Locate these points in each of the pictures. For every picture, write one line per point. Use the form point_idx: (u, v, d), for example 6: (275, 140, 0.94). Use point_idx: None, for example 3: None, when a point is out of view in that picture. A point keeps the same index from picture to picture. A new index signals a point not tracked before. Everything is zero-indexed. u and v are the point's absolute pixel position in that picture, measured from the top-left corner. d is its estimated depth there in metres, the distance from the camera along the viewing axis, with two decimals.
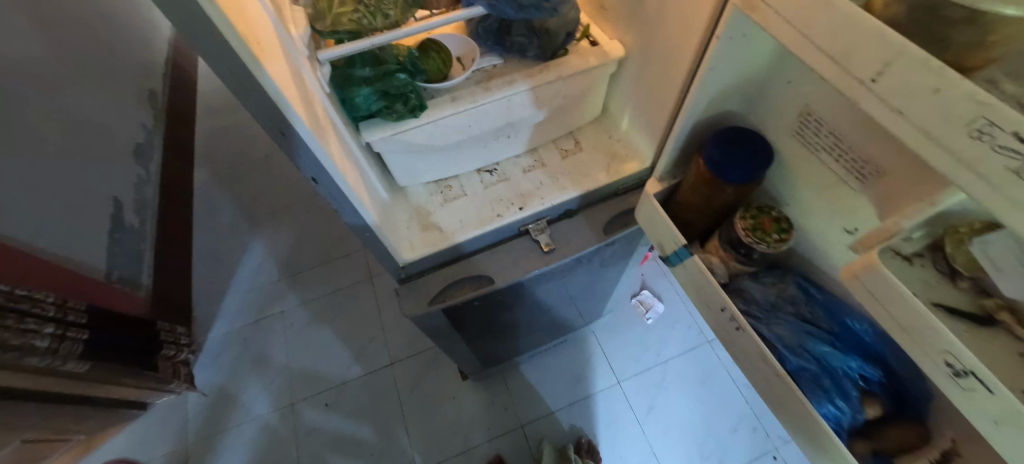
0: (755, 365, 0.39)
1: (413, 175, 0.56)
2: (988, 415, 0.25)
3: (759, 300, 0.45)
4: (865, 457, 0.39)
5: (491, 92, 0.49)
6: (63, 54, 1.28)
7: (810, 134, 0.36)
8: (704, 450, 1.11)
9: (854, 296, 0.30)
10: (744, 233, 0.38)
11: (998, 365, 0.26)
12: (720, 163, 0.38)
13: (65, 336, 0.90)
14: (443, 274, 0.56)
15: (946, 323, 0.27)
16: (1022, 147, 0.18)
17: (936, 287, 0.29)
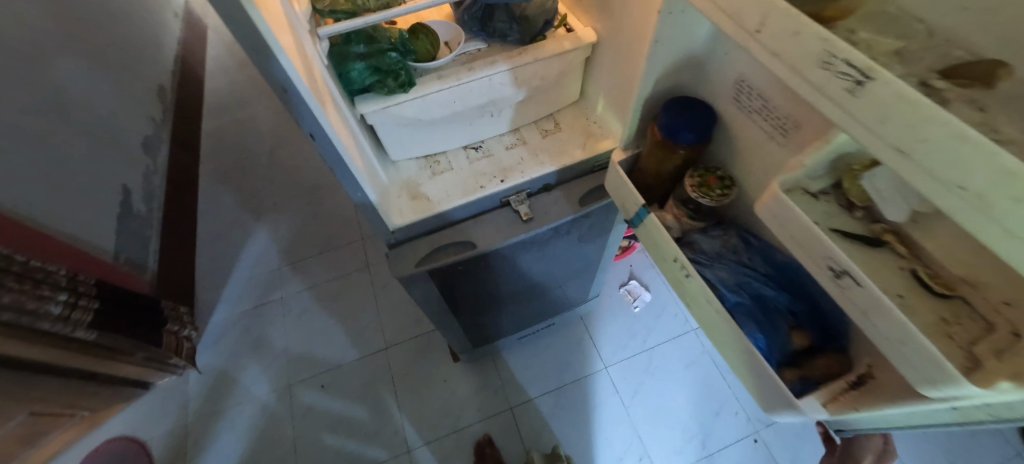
0: (703, 307, 0.42)
1: (404, 149, 0.61)
2: (859, 309, 0.29)
3: (702, 245, 0.44)
4: (792, 383, 0.39)
5: (474, 71, 0.54)
6: (80, 48, 1.34)
7: (744, 97, 0.39)
8: (687, 432, 1.15)
9: (764, 223, 0.34)
10: (691, 190, 0.43)
11: (880, 271, 0.30)
12: (670, 126, 0.42)
13: (76, 304, 0.99)
14: (429, 240, 0.61)
15: (838, 241, 0.31)
16: (851, 71, 0.24)
17: (838, 217, 0.33)
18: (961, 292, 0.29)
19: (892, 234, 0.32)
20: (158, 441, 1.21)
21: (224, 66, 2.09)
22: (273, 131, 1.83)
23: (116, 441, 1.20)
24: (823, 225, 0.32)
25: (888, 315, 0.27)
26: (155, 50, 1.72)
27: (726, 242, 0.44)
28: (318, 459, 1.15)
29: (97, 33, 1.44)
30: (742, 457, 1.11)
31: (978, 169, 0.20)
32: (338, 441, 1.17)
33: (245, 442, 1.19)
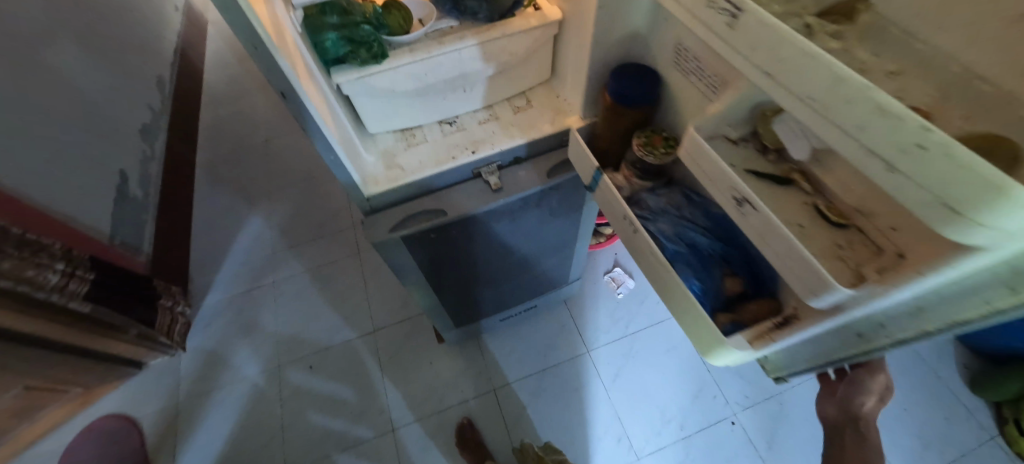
0: (647, 258, 0.46)
1: (381, 122, 0.65)
2: (758, 235, 0.34)
3: (651, 205, 0.49)
4: (726, 326, 0.44)
5: (443, 45, 0.57)
6: (80, 37, 1.38)
7: (683, 61, 0.42)
8: (666, 414, 1.17)
9: (685, 163, 0.39)
10: (638, 149, 0.47)
11: (780, 207, 0.35)
12: (618, 90, 0.46)
13: (73, 274, 1.04)
14: (403, 208, 0.64)
15: (749, 180, 0.35)
16: (728, 7, 0.31)
17: (753, 160, 0.37)
18: (855, 220, 0.33)
19: (799, 172, 0.36)
20: (149, 418, 1.23)
21: (222, 60, 2.13)
22: (269, 122, 1.87)
23: (109, 418, 1.22)
24: (737, 167, 0.36)
25: (779, 237, 0.32)
26: (154, 42, 1.76)
27: (670, 201, 0.50)
28: (305, 437, 1.18)
29: (97, 23, 1.47)
30: (719, 440, 1.13)
31: (810, 71, 0.27)
32: (324, 420, 1.20)
33: (234, 420, 1.21)
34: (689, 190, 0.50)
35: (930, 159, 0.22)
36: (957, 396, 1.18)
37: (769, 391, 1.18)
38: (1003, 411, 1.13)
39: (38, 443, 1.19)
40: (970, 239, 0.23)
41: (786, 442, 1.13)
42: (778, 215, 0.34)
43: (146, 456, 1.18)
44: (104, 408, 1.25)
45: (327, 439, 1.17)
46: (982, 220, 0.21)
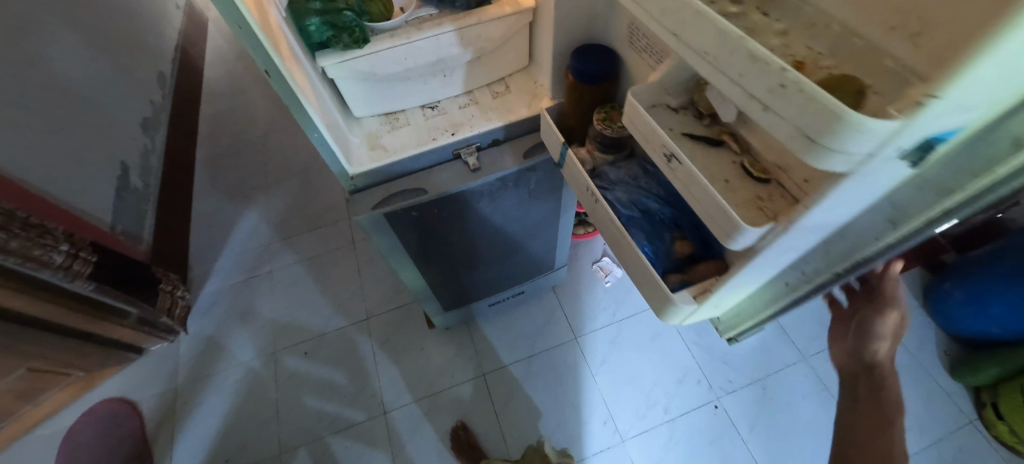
0: (605, 226, 0.53)
1: (366, 106, 0.68)
2: (685, 185, 0.41)
3: (611, 177, 0.57)
4: (675, 284, 0.51)
5: (422, 31, 0.60)
6: (83, 32, 1.42)
7: (636, 39, 0.50)
8: (651, 398, 1.19)
9: (630, 130, 0.45)
10: (599, 124, 0.53)
11: (710, 161, 0.42)
12: (580, 69, 0.52)
13: (77, 255, 1.08)
14: (386, 188, 0.67)
15: (683, 140, 0.43)
16: None
17: (690, 124, 0.44)
18: (775, 175, 0.40)
19: (729, 134, 0.43)
20: (148, 401, 1.26)
21: (223, 57, 2.18)
22: (267, 118, 1.91)
23: (110, 401, 1.26)
24: (676, 130, 0.43)
25: (697, 185, 0.39)
26: (156, 38, 1.80)
27: (628, 173, 0.58)
28: (299, 420, 1.21)
29: (100, 19, 1.52)
30: (703, 422, 1.16)
31: (706, 33, 0.32)
32: (318, 403, 1.23)
33: (231, 403, 1.25)
34: (645, 163, 0.58)
35: (791, 96, 0.28)
36: (936, 381, 1.21)
37: (752, 376, 1.21)
38: (981, 396, 1.15)
39: (41, 425, 1.23)
40: (830, 165, 0.28)
41: (769, 425, 1.15)
42: (705, 173, 0.41)
43: (145, 438, 1.21)
44: (105, 392, 1.28)
45: (321, 421, 1.21)
46: (835, 145, 0.27)
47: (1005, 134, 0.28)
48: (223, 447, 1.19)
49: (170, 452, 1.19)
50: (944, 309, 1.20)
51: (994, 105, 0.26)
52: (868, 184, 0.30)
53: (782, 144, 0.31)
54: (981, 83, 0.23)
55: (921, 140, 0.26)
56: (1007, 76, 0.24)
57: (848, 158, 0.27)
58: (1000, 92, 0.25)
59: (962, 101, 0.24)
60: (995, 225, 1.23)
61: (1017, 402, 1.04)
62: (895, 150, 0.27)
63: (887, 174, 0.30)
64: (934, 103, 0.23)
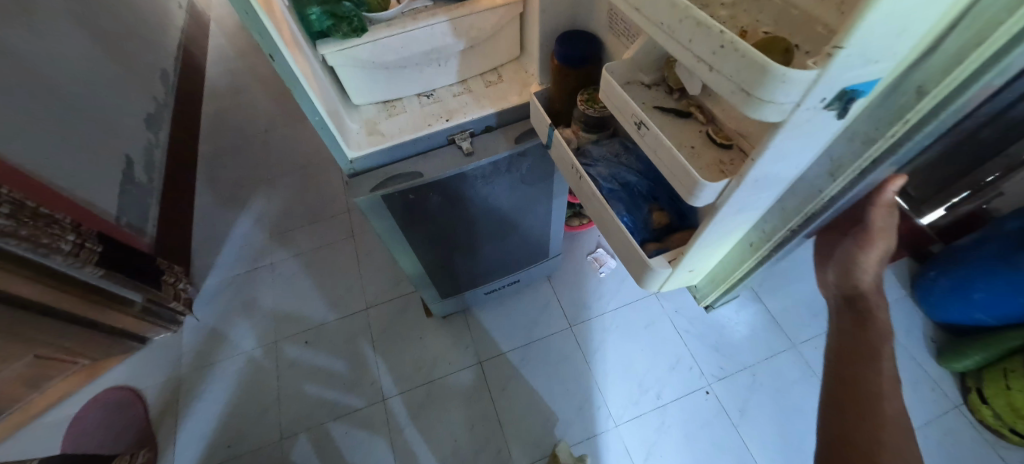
0: (589, 198, 0.63)
1: (365, 93, 0.71)
2: (652, 148, 0.51)
3: (596, 154, 0.68)
4: (652, 250, 0.64)
5: (417, 21, 0.63)
6: (88, 29, 1.46)
7: (616, 25, 0.59)
8: (644, 385, 1.22)
9: (607, 104, 0.55)
10: (582, 105, 0.63)
11: (677, 129, 0.52)
12: (564, 56, 0.61)
13: (84, 244, 1.11)
14: (384, 171, 0.70)
15: (655, 113, 0.53)
16: None
17: (661, 99, 0.54)
18: (738, 141, 0.51)
19: (696, 107, 0.54)
20: (151, 389, 1.29)
21: (224, 57, 2.21)
22: (268, 115, 1.94)
23: (115, 389, 1.29)
24: (649, 104, 0.54)
25: (662, 149, 0.49)
26: (159, 36, 1.84)
27: (611, 150, 0.68)
28: (299, 406, 1.24)
29: (103, 17, 1.55)
30: (694, 408, 1.19)
31: (667, 12, 0.40)
32: (318, 390, 1.26)
33: (232, 391, 1.27)
34: (625, 142, 0.69)
35: (729, 55, 0.36)
36: (922, 367, 1.23)
37: (742, 363, 1.24)
38: (965, 381, 1.18)
39: (47, 412, 1.25)
40: (765, 115, 0.37)
41: (758, 410, 1.17)
42: (675, 141, 0.51)
43: (149, 425, 1.24)
44: (109, 380, 1.31)
45: (320, 408, 1.24)
46: (770, 96, 0.35)
47: (910, 88, 0.45)
48: (224, 433, 1.22)
49: (173, 439, 1.22)
50: (929, 297, 1.23)
51: (890, 65, 0.36)
52: (809, 132, 0.42)
53: (726, 101, 0.39)
54: (870, 44, 0.33)
55: (838, 92, 0.36)
56: (892, 40, 0.33)
57: (780, 108, 0.36)
58: (891, 52, 0.35)
59: (859, 56, 0.33)
60: (980, 215, 1.27)
61: (999, 386, 1.06)
62: (815, 99, 0.36)
63: (818, 123, 0.41)
64: (839, 52, 0.32)
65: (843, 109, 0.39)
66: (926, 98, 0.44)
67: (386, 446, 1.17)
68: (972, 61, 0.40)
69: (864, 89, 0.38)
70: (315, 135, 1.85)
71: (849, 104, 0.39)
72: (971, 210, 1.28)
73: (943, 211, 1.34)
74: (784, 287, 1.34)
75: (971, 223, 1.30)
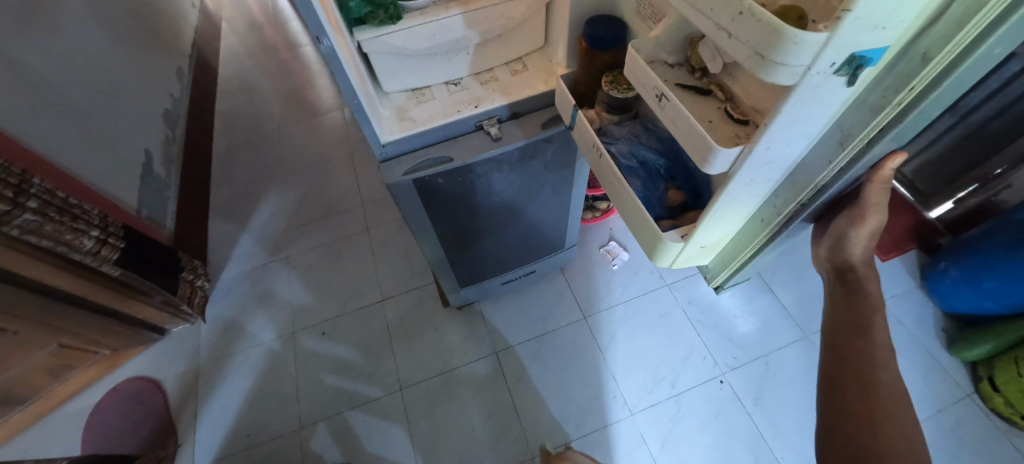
0: (607, 176, 0.66)
1: (396, 81, 0.73)
2: (671, 120, 0.54)
3: (616, 134, 0.71)
4: (667, 226, 0.68)
5: (450, 9, 0.65)
6: (108, 26, 1.48)
7: (644, 10, 0.62)
8: (659, 374, 1.24)
9: (630, 78, 0.58)
10: (607, 87, 0.66)
11: (697, 104, 0.55)
12: (593, 38, 0.64)
13: (106, 240, 1.09)
14: (416, 156, 0.73)
15: (677, 90, 0.56)
16: None
17: (683, 77, 0.57)
18: (754, 117, 0.53)
19: (716, 85, 0.56)
20: (171, 380, 1.30)
21: (236, 55, 2.24)
22: (281, 112, 1.97)
23: (134, 380, 1.30)
24: (671, 82, 0.56)
25: (680, 120, 0.52)
26: (174, 34, 1.87)
27: (631, 130, 0.72)
28: (318, 396, 1.26)
29: (122, 15, 1.58)
30: (709, 397, 1.20)
31: None
32: (336, 380, 1.28)
33: (251, 381, 1.29)
34: (645, 123, 0.73)
35: (747, 20, 0.40)
36: (934, 357, 1.24)
37: (755, 353, 1.25)
38: (977, 370, 1.19)
39: (67, 402, 1.27)
40: (778, 78, 0.40)
41: (772, 398, 1.19)
42: (694, 115, 0.54)
43: (169, 414, 1.25)
44: (129, 371, 1.32)
45: (339, 398, 1.25)
46: (783, 59, 0.39)
47: (915, 55, 0.48)
48: (244, 422, 1.23)
49: (193, 428, 1.23)
50: (939, 287, 1.25)
51: (897, 31, 0.39)
52: (820, 100, 0.44)
53: (744, 66, 0.42)
54: (879, 9, 0.35)
55: (848, 56, 0.39)
56: (898, 6, 0.36)
57: (791, 70, 0.39)
58: (898, 18, 0.37)
59: (867, 19, 0.36)
60: (986, 207, 1.28)
61: (1011, 373, 1.07)
62: (825, 63, 0.39)
63: (829, 89, 0.44)
64: (848, 15, 0.35)
65: (852, 74, 0.42)
66: (930, 64, 0.47)
67: (405, 435, 1.19)
68: (974, 24, 0.43)
69: (873, 54, 0.40)
70: (328, 132, 1.87)
71: (858, 70, 0.41)
72: (978, 203, 1.29)
73: (951, 204, 1.35)
74: (794, 278, 1.36)
75: (977, 215, 1.31)
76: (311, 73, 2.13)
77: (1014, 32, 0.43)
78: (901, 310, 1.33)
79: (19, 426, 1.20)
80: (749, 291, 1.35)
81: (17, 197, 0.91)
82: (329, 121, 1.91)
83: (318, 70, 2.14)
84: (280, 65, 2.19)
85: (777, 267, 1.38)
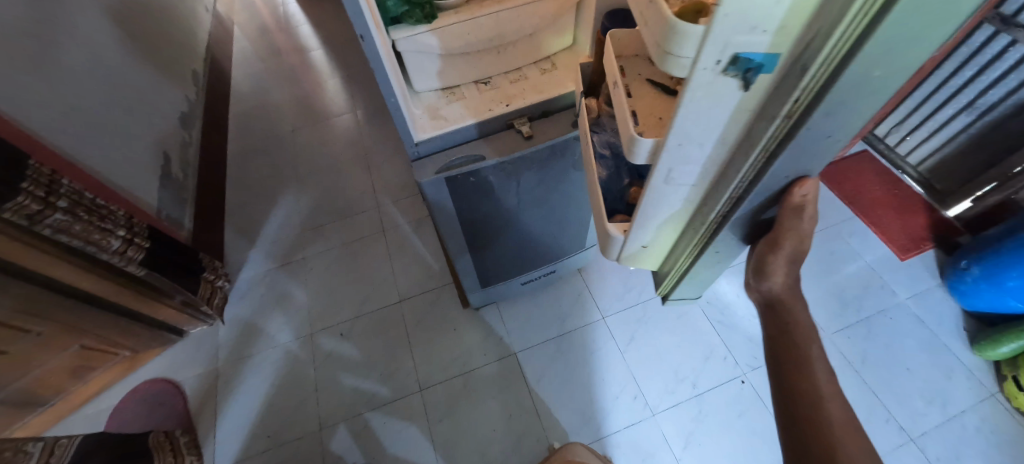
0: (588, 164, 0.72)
1: (427, 80, 0.74)
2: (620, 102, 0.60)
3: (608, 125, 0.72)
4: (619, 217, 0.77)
5: (484, 9, 0.65)
6: (129, 29, 1.49)
7: None
8: (680, 374, 1.23)
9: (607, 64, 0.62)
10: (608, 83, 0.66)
11: (650, 95, 0.59)
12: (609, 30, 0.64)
13: (133, 241, 1.09)
14: (447, 155, 0.73)
15: (639, 84, 0.60)
16: None
17: (650, 71, 0.61)
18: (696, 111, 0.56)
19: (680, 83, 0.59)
20: (191, 381, 1.31)
21: (248, 59, 2.26)
22: (294, 116, 1.98)
23: (153, 382, 1.30)
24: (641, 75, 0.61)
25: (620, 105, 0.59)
26: (189, 38, 1.88)
27: None
28: (337, 397, 1.25)
29: (142, 19, 1.59)
30: (731, 396, 1.19)
31: None
32: (355, 382, 1.27)
33: (270, 383, 1.29)
34: None
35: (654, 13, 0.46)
36: (957, 356, 1.23)
37: None
38: (1002, 369, 1.17)
39: (88, 403, 1.28)
40: (671, 67, 0.48)
41: None
42: (643, 108, 0.58)
43: (189, 415, 1.25)
44: (149, 373, 1.33)
45: (358, 399, 1.25)
46: (672, 50, 0.45)
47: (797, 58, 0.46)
48: (265, 423, 1.23)
49: (214, 430, 1.23)
50: (959, 286, 1.24)
51: (774, 35, 0.42)
52: (711, 103, 0.49)
53: (654, 56, 0.49)
54: (752, 10, 0.39)
55: (730, 56, 0.43)
56: (767, 11, 0.39)
57: (679, 61, 0.46)
58: (773, 21, 0.41)
59: (740, 21, 0.40)
60: (1007, 205, 1.28)
61: None
62: (708, 59, 0.43)
63: (720, 89, 0.48)
64: (718, 11, 0.39)
65: (742, 76, 0.46)
66: (809, 69, 0.45)
67: (426, 436, 1.18)
68: (841, 34, 0.41)
69: (756, 58, 0.44)
70: (340, 135, 1.88)
71: (747, 72, 0.45)
72: (999, 201, 1.29)
73: (970, 203, 1.36)
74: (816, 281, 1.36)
75: (998, 213, 1.32)
76: (322, 77, 2.14)
77: (885, 38, 0.41)
78: (923, 309, 1.30)
79: (40, 428, 1.20)
80: None
81: (48, 197, 0.91)
82: (340, 125, 1.92)
83: (330, 73, 2.15)
84: (292, 68, 2.20)
85: None
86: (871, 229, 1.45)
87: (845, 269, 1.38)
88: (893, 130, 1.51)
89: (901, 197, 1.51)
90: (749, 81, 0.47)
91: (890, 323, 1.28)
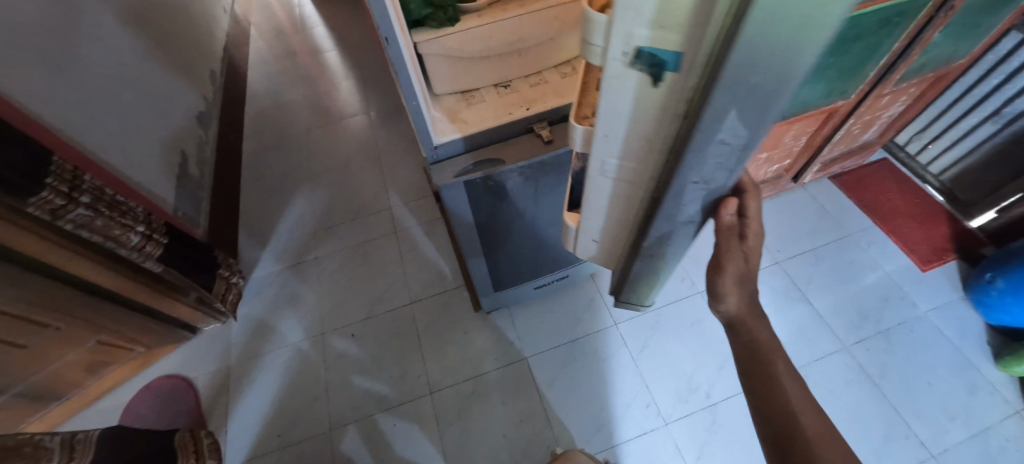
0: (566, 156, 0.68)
1: (448, 83, 0.74)
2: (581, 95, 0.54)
3: None
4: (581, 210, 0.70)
5: (508, 12, 0.64)
6: (150, 29, 1.51)
7: None
8: (693, 383, 1.21)
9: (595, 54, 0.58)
10: None
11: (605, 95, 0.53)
12: None
13: (151, 236, 1.10)
14: (466, 158, 0.73)
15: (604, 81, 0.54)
16: None
17: None
18: None
19: None
20: (202, 378, 1.31)
21: (264, 60, 2.28)
22: (308, 116, 1.99)
23: (166, 378, 1.31)
24: None
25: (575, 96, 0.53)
26: (208, 38, 1.90)
27: None
28: (347, 398, 1.25)
29: (164, 19, 1.61)
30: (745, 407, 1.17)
31: None
32: (366, 383, 1.27)
33: (281, 381, 1.29)
34: None
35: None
36: (980, 371, 1.19)
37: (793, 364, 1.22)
38: None
39: (102, 398, 1.29)
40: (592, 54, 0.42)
41: None
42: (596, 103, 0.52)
43: (200, 413, 1.25)
44: (162, 369, 1.34)
45: (367, 400, 1.25)
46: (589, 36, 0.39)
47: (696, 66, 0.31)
48: (274, 423, 1.23)
49: (224, 428, 1.23)
50: (983, 300, 1.21)
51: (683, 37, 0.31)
52: (619, 100, 0.38)
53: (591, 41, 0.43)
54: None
55: (635, 49, 0.33)
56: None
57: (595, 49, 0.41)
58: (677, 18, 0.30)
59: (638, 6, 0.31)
60: None
61: None
62: (615, 47, 0.34)
63: (637, 90, 0.36)
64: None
65: (648, 79, 0.35)
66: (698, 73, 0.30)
67: (435, 439, 1.18)
68: (721, 26, 0.27)
69: (665, 54, 0.33)
70: (353, 136, 1.89)
71: (653, 74, 0.34)
72: None
73: (994, 213, 1.32)
74: (833, 291, 1.33)
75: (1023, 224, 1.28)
76: (337, 78, 2.16)
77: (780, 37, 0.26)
78: (945, 322, 1.27)
79: (56, 421, 1.21)
80: (788, 301, 1.32)
81: (71, 193, 0.93)
82: (353, 126, 1.93)
83: (344, 75, 2.16)
84: (307, 69, 2.22)
85: (813, 275, 1.37)
86: (891, 238, 1.42)
87: (864, 279, 1.35)
88: (916, 137, 1.50)
89: (923, 206, 1.48)
90: (657, 80, 0.34)
91: (910, 335, 1.25)
